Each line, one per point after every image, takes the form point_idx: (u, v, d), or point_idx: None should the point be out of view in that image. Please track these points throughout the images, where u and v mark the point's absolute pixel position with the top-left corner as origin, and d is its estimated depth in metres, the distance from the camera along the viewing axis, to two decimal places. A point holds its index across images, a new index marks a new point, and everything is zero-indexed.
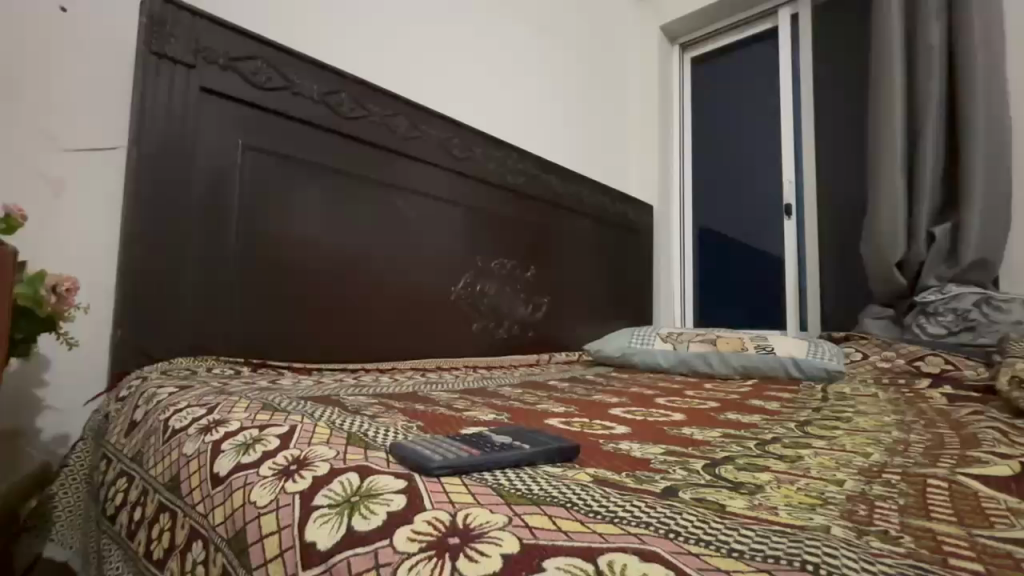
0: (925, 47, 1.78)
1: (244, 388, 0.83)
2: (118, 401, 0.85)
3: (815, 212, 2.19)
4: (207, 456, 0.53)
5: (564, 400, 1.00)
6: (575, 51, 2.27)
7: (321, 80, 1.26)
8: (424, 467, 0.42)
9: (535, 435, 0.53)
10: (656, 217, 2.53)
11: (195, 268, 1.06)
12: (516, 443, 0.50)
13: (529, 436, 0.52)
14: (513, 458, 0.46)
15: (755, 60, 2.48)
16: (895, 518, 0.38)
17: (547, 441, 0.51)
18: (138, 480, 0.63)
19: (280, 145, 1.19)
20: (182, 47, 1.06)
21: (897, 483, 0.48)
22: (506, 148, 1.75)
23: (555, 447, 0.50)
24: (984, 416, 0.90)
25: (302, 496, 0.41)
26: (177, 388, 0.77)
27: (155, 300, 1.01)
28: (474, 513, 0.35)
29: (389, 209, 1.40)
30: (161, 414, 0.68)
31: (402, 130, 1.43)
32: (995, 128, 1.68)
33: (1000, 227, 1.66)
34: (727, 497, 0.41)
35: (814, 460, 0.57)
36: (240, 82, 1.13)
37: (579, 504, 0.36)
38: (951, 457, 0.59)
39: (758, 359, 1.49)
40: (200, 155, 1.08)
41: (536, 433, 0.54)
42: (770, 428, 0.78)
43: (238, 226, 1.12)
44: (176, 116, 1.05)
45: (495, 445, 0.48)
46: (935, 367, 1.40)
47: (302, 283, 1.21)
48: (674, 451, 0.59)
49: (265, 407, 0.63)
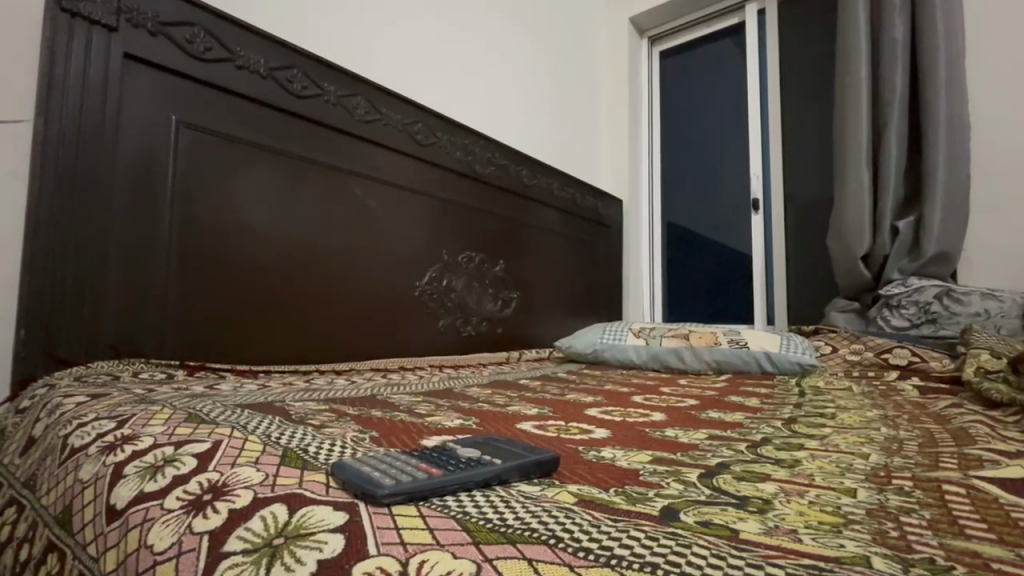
0: (890, 42, 1.80)
1: (172, 395, 0.72)
2: (18, 413, 0.73)
3: (781, 207, 2.21)
4: (105, 482, 0.43)
5: (536, 401, 0.93)
6: (544, 40, 2.21)
7: (269, 53, 1.15)
8: (370, 494, 0.34)
9: (509, 445, 0.45)
10: (626, 211, 2.50)
11: (119, 258, 0.93)
12: (485, 456, 0.42)
13: (501, 447, 0.45)
14: (481, 475, 0.38)
15: (722, 54, 2.48)
16: (932, 539, 0.32)
17: (523, 452, 0.44)
18: (30, 510, 0.53)
19: (222, 124, 1.07)
20: (102, 6, 0.92)
21: (911, 491, 0.43)
22: (473, 135, 1.66)
23: (531, 459, 0.42)
24: (964, 409, 0.89)
25: (211, 537, 0.32)
26: (89, 397, 0.66)
27: (69, 296, 0.88)
28: (431, 559, 0.27)
29: (347, 197, 1.29)
30: (61, 429, 0.57)
31: (361, 112, 1.32)
32: (955, 124, 1.72)
33: (959, 221, 1.69)
34: (737, 520, 0.34)
35: (814, 465, 0.52)
36: (172, 50, 1.00)
37: (564, 538, 0.29)
38: (952, 457, 0.55)
39: (731, 353, 1.47)
40: (124, 131, 0.95)
41: (511, 442, 0.46)
42: (757, 428, 0.73)
43: (172, 212, 1.00)
44: (95, 84, 0.91)
45: (461, 459, 0.41)
46: (902, 359, 1.40)
47: (249, 277, 1.10)
48: (663, 459, 0.53)
49: (188, 418, 0.53)
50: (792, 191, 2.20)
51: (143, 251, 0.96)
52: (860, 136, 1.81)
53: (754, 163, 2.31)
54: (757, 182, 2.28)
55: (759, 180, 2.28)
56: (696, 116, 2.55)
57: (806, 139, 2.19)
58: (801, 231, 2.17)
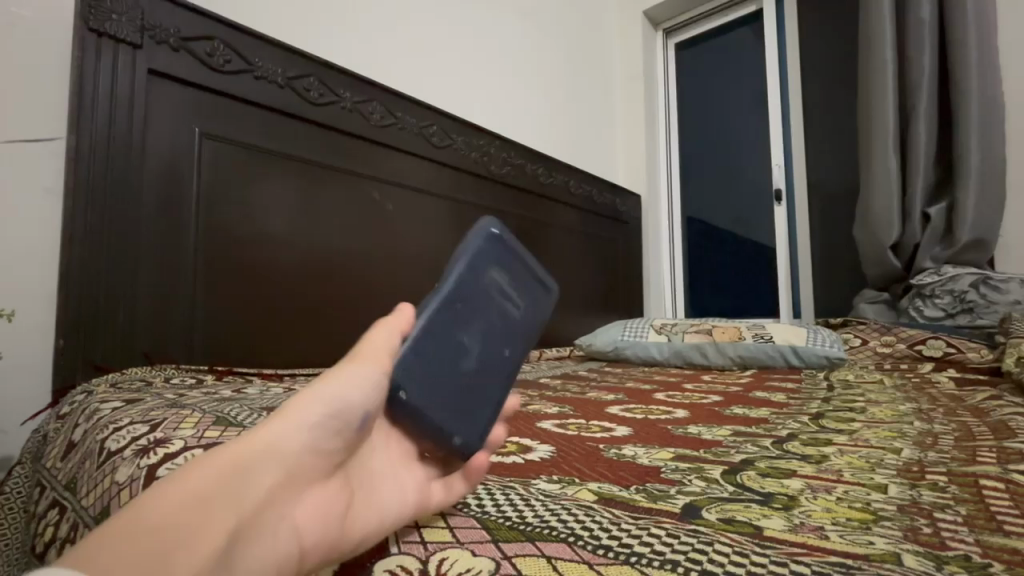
0: (916, 21, 1.73)
1: (203, 399, 0.74)
2: (59, 419, 0.77)
3: (805, 198, 2.16)
4: (140, 484, 0.45)
5: (558, 400, 0.93)
6: (557, 38, 2.20)
7: (285, 61, 1.17)
8: (460, 441, 0.38)
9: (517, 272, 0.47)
10: (645, 207, 2.47)
11: (148, 268, 0.96)
12: (507, 293, 0.45)
13: (523, 288, 0.47)
14: (473, 335, 0.41)
15: (741, 43, 2.42)
16: (968, 536, 0.31)
17: (493, 251, 0.45)
18: (71, 512, 0.55)
19: (242, 133, 1.10)
20: (126, 25, 0.95)
21: (946, 486, 0.42)
22: (488, 136, 1.67)
23: (468, 249, 0.43)
24: (1004, 400, 0.86)
25: None
26: (124, 402, 0.68)
27: (101, 306, 0.91)
28: (451, 557, 0.28)
29: (365, 202, 1.31)
30: (99, 434, 0.59)
31: (377, 117, 1.34)
32: (990, 103, 1.64)
33: (997, 204, 1.62)
34: (761, 516, 0.34)
35: (842, 461, 0.50)
36: (193, 64, 1.03)
37: (584, 536, 0.29)
38: (989, 450, 0.53)
39: (755, 348, 1.44)
40: (150, 144, 0.98)
41: (529, 277, 0.48)
42: (783, 423, 0.72)
43: (197, 220, 1.03)
44: (123, 100, 0.94)
45: (502, 324, 0.44)
46: (936, 350, 1.36)
47: (272, 283, 1.13)
48: (684, 456, 0.52)
49: (218, 422, 0.55)
50: (815, 179, 2.14)
51: (171, 260, 0.99)
52: (887, 120, 1.75)
53: (775, 153, 2.26)
54: (779, 172, 2.23)
55: (781, 170, 2.23)
56: (715, 108, 2.51)
57: (829, 127, 2.13)
58: (826, 221, 2.11)
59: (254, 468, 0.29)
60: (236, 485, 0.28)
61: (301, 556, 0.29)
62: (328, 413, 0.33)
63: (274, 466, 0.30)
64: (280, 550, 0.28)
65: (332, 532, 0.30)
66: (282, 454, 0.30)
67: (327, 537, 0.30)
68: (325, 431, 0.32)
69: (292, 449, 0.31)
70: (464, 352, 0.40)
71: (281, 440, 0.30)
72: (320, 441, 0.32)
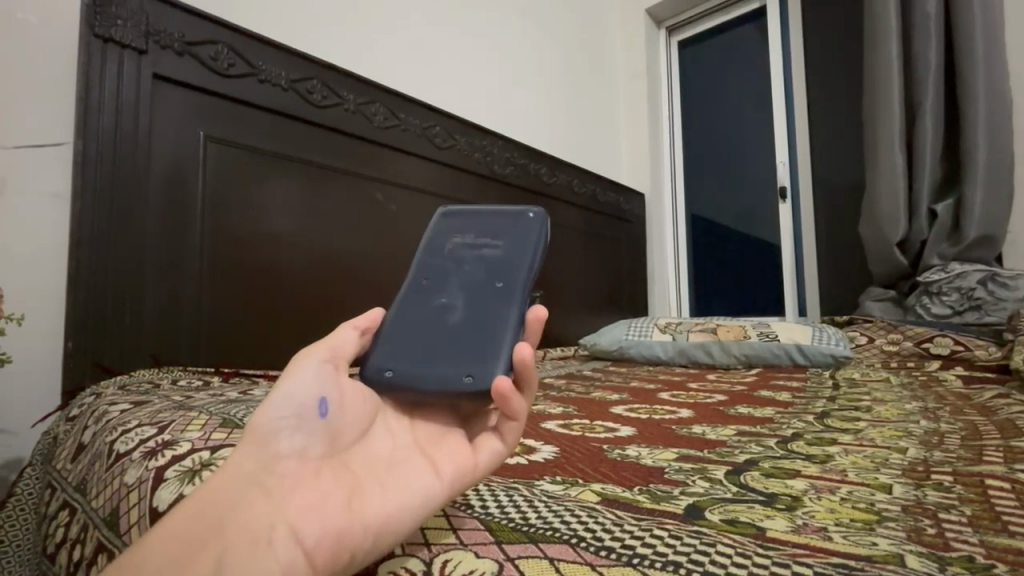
0: (922, 16, 1.72)
1: (209, 401, 0.75)
2: (69, 421, 0.78)
3: (810, 195, 2.15)
4: (148, 486, 0.45)
5: (562, 400, 0.93)
6: (560, 38, 2.20)
7: (289, 64, 1.17)
8: (470, 379, 0.37)
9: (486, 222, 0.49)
10: (650, 207, 2.46)
11: (155, 272, 0.97)
12: (476, 242, 0.47)
13: (497, 231, 0.49)
14: (450, 295, 0.44)
15: (745, 40, 2.41)
16: (972, 536, 0.31)
17: (452, 224, 0.50)
18: (81, 513, 0.56)
19: (246, 136, 1.10)
20: (132, 29, 0.96)
21: (951, 486, 0.41)
22: (491, 136, 1.67)
23: (428, 234, 0.50)
24: (1011, 398, 0.85)
25: None
26: (131, 405, 0.69)
27: (109, 309, 0.92)
28: (455, 558, 0.28)
29: (368, 203, 1.32)
30: (108, 436, 0.60)
31: (380, 118, 1.34)
32: (996, 98, 1.63)
33: (1005, 200, 1.60)
34: (764, 517, 0.34)
35: (846, 461, 0.50)
36: (198, 69, 1.04)
37: (587, 537, 0.29)
38: (995, 449, 0.53)
39: (760, 347, 1.43)
40: (156, 148, 0.99)
41: (503, 217, 0.49)
42: (787, 423, 0.71)
43: (202, 223, 1.03)
44: (129, 105, 0.95)
45: (483, 271, 0.45)
46: (944, 348, 1.35)
47: (277, 285, 1.13)
48: (688, 456, 0.52)
49: (224, 424, 0.55)
50: (821, 177, 2.13)
51: (176, 263, 1.00)
52: (892, 117, 1.74)
53: (780, 150, 2.25)
54: (784, 169, 2.22)
55: (786, 167, 2.22)
56: (719, 106, 2.50)
57: (834, 123, 2.11)
58: (832, 219, 2.10)
59: (224, 495, 0.30)
60: (214, 515, 0.29)
61: (307, 559, 0.27)
62: (290, 417, 0.34)
63: (248, 487, 0.30)
64: (284, 557, 0.27)
65: (335, 522, 0.29)
66: (249, 471, 0.31)
67: (331, 525, 0.29)
68: (296, 434, 0.34)
69: (260, 466, 0.31)
70: (446, 308, 0.43)
71: (253, 453, 0.32)
72: (291, 444, 0.33)
